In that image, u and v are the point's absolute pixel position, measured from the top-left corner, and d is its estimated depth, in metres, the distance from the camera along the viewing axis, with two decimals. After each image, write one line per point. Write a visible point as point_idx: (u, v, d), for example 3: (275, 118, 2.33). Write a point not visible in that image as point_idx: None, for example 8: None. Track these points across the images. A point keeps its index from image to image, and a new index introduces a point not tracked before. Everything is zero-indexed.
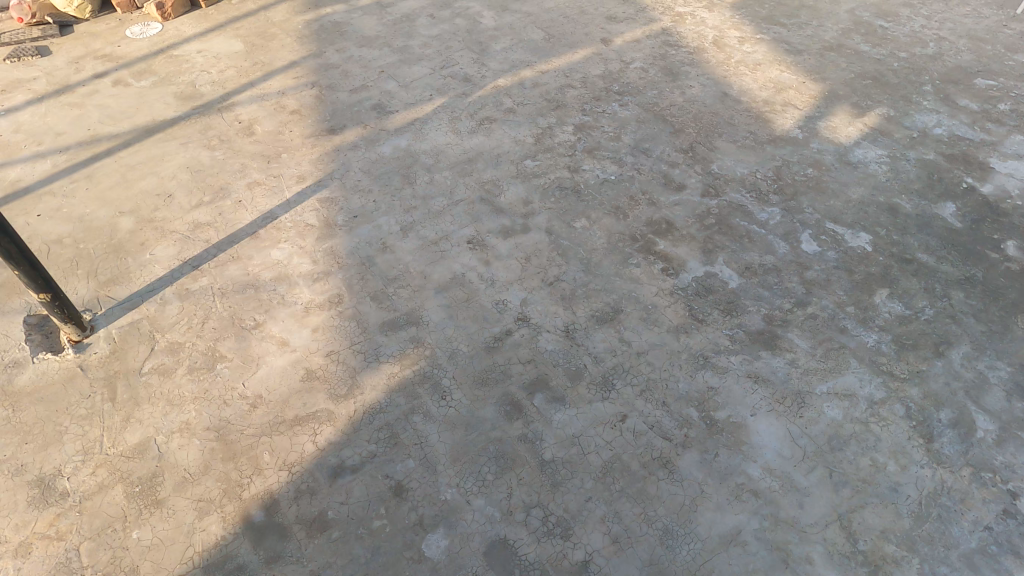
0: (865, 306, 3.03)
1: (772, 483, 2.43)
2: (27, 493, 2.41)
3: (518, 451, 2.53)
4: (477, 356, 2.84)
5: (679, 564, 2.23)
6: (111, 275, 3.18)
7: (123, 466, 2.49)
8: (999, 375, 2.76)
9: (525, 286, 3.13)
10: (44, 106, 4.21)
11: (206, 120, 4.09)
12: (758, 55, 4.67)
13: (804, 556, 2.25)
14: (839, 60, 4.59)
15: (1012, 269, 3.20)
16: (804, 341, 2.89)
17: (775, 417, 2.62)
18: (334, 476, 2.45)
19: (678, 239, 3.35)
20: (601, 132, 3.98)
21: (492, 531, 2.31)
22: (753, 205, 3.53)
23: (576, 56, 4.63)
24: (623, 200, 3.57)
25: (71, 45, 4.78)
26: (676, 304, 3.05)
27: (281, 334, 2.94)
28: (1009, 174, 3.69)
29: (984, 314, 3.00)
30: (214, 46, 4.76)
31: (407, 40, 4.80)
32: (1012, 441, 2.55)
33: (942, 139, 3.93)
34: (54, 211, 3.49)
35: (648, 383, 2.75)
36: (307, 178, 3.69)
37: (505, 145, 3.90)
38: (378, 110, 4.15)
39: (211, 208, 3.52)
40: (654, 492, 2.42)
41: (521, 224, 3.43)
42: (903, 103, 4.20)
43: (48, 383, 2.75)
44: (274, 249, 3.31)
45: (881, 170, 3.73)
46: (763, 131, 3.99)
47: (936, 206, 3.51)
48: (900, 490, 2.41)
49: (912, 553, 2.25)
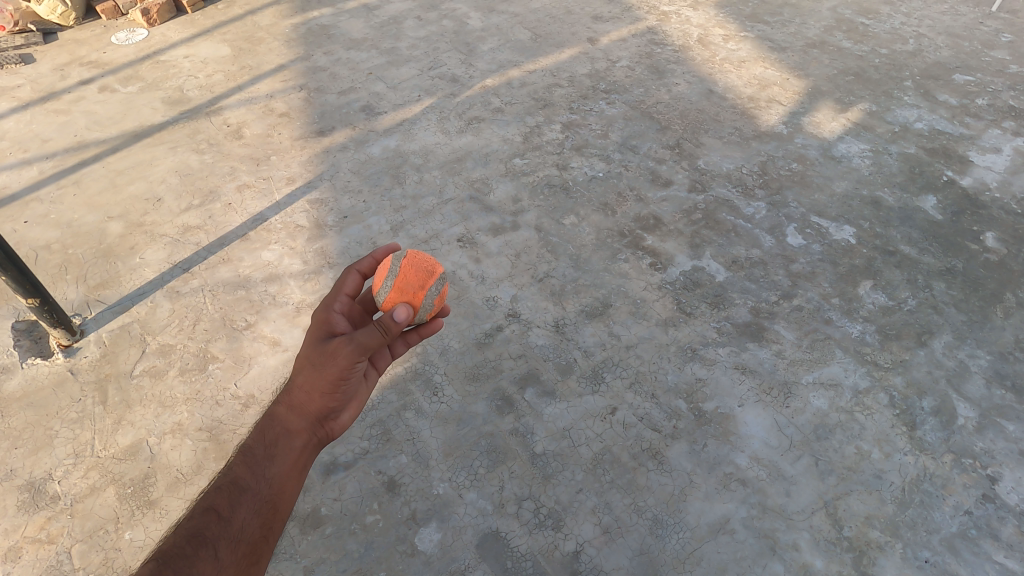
0: (849, 297, 3.08)
1: (760, 472, 2.47)
2: (18, 498, 2.41)
3: (509, 444, 2.56)
4: (469, 351, 2.87)
5: (669, 553, 2.26)
6: (101, 279, 3.18)
7: (115, 468, 2.49)
8: (979, 363, 2.82)
9: (515, 282, 3.16)
10: (28, 113, 4.20)
11: (195, 125, 4.10)
12: (742, 52, 4.72)
13: (791, 544, 2.28)
14: (822, 57, 4.65)
15: (991, 259, 3.26)
16: (791, 332, 2.94)
17: (762, 408, 2.67)
18: (327, 473, 2.46)
19: (665, 235, 3.39)
20: (589, 130, 4.03)
21: (485, 524, 2.33)
22: (739, 200, 3.58)
23: (563, 55, 4.67)
24: (611, 196, 3.60)
25: (55, 53, 4.77)
26: (664, 298, 3.08)
27: (273, 333, 2.95)
28: (987, 168, 3.76)
29: (965, 304, 3.05)
30: (201, 51, 4.77)
31: (395, 42, 4.83)
32: (992, 427, 2.60)
33: (923, 133, 3.99)
34: (41, 218, 3.49)
35: (637, 375, 2.78)
36: (298, 180, 3.71)
37: (494, 144, 3.93)
38: (367, 111, 4.18)
39: (201, 211, 3.53)
40: (644, 483, 2.45)
41: (511, 222, 3.46)
42: (884, 98, 4.26)
43: (38, 388, 2.76)
44: (265, 250, 3.32)
45: (864, 164, 3.79)
46: (749, 127, 4.04)
47: (917, 200, 3.57)
48: (884, 477, 2.45)
49: (896, 538, 2.29)
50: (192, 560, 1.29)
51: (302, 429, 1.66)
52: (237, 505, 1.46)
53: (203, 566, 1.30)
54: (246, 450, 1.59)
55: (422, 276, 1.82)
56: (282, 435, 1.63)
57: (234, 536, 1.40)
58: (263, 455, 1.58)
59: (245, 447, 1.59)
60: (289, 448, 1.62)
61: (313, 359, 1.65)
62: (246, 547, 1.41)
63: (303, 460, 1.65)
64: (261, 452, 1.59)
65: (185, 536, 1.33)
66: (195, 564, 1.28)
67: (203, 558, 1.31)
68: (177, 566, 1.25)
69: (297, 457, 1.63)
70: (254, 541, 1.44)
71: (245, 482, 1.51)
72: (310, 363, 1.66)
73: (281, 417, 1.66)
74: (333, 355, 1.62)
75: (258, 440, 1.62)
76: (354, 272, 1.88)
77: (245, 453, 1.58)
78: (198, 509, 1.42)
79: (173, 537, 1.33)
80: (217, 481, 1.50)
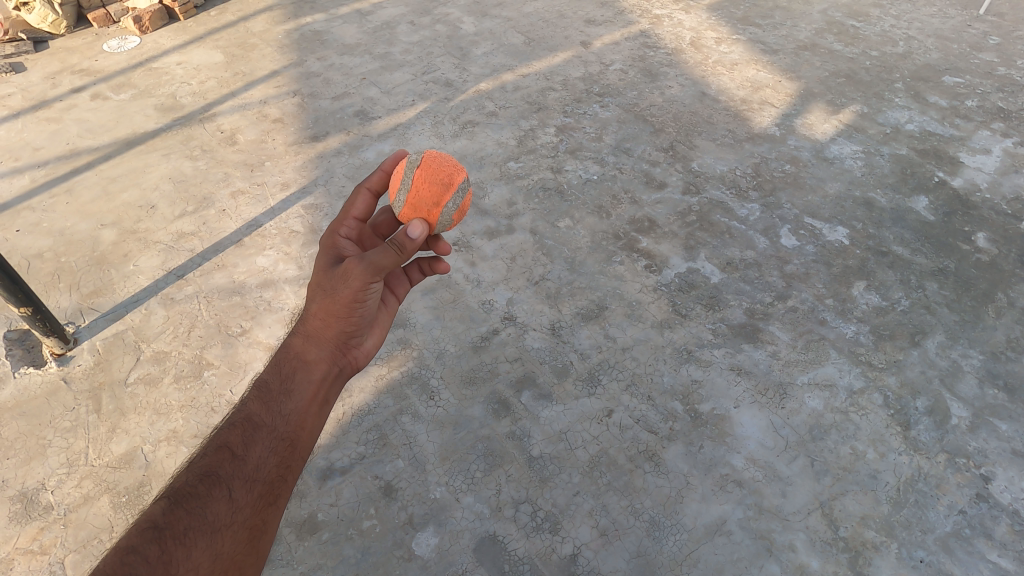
0: (843, 297, 3.10)
1: (756, 473, 2.48)
2: (10, 508, 2.40)
3: (506, 447, 2.56)
4: (465, 355, 2.88)
5: (666, 555, 2.27)
6: (95, 287, 3.17)
7: (109, 476, 2.48)
8: (972, 363, 2.84)
9: (511, 285, 3.17)
10: (20, 122, 4.18)
11: (188, 131, 4.09)
12: (734, 55, 4.75)
13: (787, 544, 2.29)
14: (814, 59, 4.69)
15: (982, 260, 3.28)
16: (785, 332, 2.96)
17: (758, 408, 2.68)
18: (323, 478, 2.46)
19: (660, 237, 3.40)
20: (583, 133, 4.04)
21: (482, 528, 2.33)
22: (732, 202, 3.59)
23: (556, 59, 4.69)
24: (606, 199, 3.61)
25: (46, 61, 4.76)
26: (659, 300, 3.10)
27: (268, 339, 2.95)
28: (978, 168, 3.79)
29: (957, 304, 3.07)
30: (194, 57, 4.77)
31: (388, 47, 4.84)
32: (985, 426, 2.62)
33: (914, 134, 4.02)
34: (33, 226, 3.47)
35: (633, 377, 2.79)
36: (292, 185, 3.71)
37: (488, 147, 3.94)
38: (361, 116, 4.18)
39: (195, 217, 3.52)
40: (641, 484, 2.45)
41: (506, 225, 3.47)
42: (875, 100, 4.30)
43: (31, 397, 2.75)
44: (260, 256, 3.32)
45: (857, 165, 3.81)
46: (742, 129, 4.06)
47: (909, 200, 3.60)
48: (878, 477, 2.46)
49: (891, 538, 2.30)
50: (205, 501, 1.27)
51: (320, 359, 1.67)
52: (251, 443, 1.44)
53: (217, 506, 1.28)
54: (262, 387, 1.57)
55: (437, 192, 1.75)
56: (299, 368, 1.63)
57: (249, 475, 1.38)
58: (279, 392, 1.56)
59: (260, 382, 1.58)
60: (305, 378, 1.62)
61: (323, 285, 1.65)
62: (262, 487, 1.38)
63: (322, 392, 1.64)
64: (277, 387, 1.58)
65: (198, 476, 1.32)
66: (208, 504, 1.27)
67: (217, 498, 1.29)
68: (188, 506, 1.25)
69: (315, 390, 1.62)
70: (270, 480, 1.40)
71: (259, 420, 1.48)
72: (322, 288, 1.65)
73: (298, 350, 1.66)
74: (345, 278, 1.60)
75: (273, 374, 1.61)
76: (365, 191, 1.87)
77: (262, 391, 1.56)
78: (211, 447, 1.39)
79: (186, 476, 1.32)
80: (230, 419, 1.47)
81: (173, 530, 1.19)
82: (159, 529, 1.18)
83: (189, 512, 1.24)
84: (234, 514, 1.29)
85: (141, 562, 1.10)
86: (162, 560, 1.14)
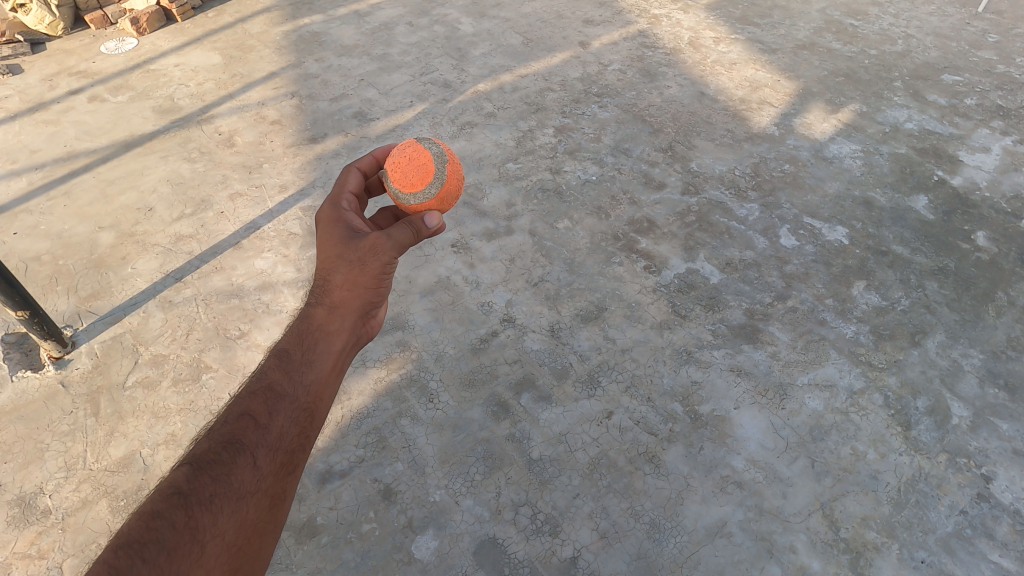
0: (842, 297, 3.09)
1: (756, 475, 2.47)
2: (8, 512, 2.39)
3: (506, 450, 2.55)
4: (464, 357, 2.87)
5: (666, 557, 2.26)
6: (93, 290, 3.16)
7: (108, 480, 2.48)
8: (973, 362, 2.83)
9: (510, 287, 3.16)
10: (18, 124, 4.17)
11: (186, 133, 4.08)
12: (733, 54, 4.74)
13: (788, 546, 2.28)
14: (813, 58, 4.68)
15: (982, 259, 3.27)
16: (785, 333, 2.95)
17: (758, 409, 2.67)
18: (322, 481, 2.45)
19: (659, 237, 3.39)
20: (581, 134, 4.03)
21: (481, 530, 2.32)
22: (732, 202, 3.59)
23: (554, 59, 4.68)
24: (605, 200, 3.60)
25: (43, 63, 4.75)
26: (658, 301, 3.09)
27: (267, 342, 2.94)
28: (977, 167, 3.79)
29: (958, 304, 3.07)
30: (191, 59, 4.76)
31: (386, 48, 4.83)
32: (987, 426, 2.61)
33: (913, 133, 4.01)
34: (30, 229, 3.46)
35: (633, 379, 2.78)
36: (290, 187, 3.70)
37: (487, 148, 3.93)
38: (359, 118, 4.17)
39: (193, 220, 3.51)
40: (641, 486, 2.45)
41: (505, 226, 3.46)
42: (875, 99, 4.29)
43: (29, 401, 2.74)
44: (258, 259, 3.31)
45: (856, 164, 3.81)
46: (741, 129, 4.05)
47: (909, 199, 3.59)
48: (879, 477, 2.46)
49: (892, 539, 2.29)
50: (230, 468, 1.19)
51: (342, 330, 1.52)
52: (275, 413, 1.32)
53: (242, 474, 1.20)
54: (282, 357, 1.42)
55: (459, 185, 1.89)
56: (322, 338, 1.48)
57: (273, 445, 1.27)
58: (301, 362, 1.42)
59: (279, 351, 1.43)
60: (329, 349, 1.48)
61: (346, 256, 1.56)
62: (285, 456, 1.27)
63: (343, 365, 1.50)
64: (298, 358, 1.43)
65: (219, 444, 1.22)
66: (233, 471, 1.19)
67: (242, 466, 1.21)
68: (213, 474, 1.18)
69: (337, 363, 1.48)
70: (292, 451, 1.29)
71: (281, 390, 1.35)
72: (347, 259, 1.56)
73: (321, 321, 1.50)
74: (373, 250, 1.55)
75: (293, 344, 1.45)
76: (355, 170, 1.82)
77: (282, 360, 1.41)
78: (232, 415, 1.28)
79: (207, 442, 1.23)
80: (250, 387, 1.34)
81: (198, 497, 1.13)
82: (184, 495, 1.12)
83: (214, 479, 1.17)
84: (258, 482, 1.21)
85: (167, 529, 1.06)
86: (188, 526, 1.08)
